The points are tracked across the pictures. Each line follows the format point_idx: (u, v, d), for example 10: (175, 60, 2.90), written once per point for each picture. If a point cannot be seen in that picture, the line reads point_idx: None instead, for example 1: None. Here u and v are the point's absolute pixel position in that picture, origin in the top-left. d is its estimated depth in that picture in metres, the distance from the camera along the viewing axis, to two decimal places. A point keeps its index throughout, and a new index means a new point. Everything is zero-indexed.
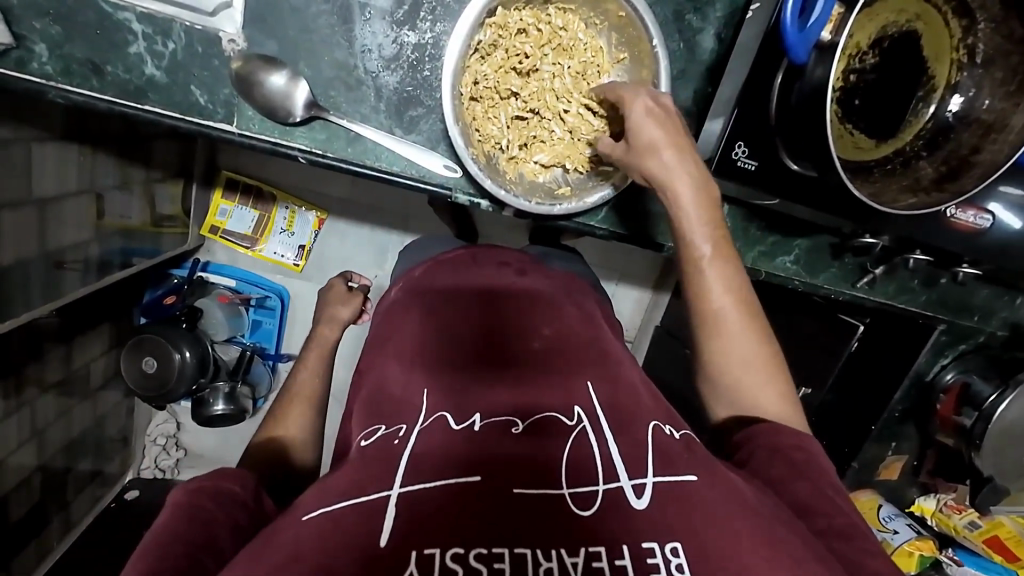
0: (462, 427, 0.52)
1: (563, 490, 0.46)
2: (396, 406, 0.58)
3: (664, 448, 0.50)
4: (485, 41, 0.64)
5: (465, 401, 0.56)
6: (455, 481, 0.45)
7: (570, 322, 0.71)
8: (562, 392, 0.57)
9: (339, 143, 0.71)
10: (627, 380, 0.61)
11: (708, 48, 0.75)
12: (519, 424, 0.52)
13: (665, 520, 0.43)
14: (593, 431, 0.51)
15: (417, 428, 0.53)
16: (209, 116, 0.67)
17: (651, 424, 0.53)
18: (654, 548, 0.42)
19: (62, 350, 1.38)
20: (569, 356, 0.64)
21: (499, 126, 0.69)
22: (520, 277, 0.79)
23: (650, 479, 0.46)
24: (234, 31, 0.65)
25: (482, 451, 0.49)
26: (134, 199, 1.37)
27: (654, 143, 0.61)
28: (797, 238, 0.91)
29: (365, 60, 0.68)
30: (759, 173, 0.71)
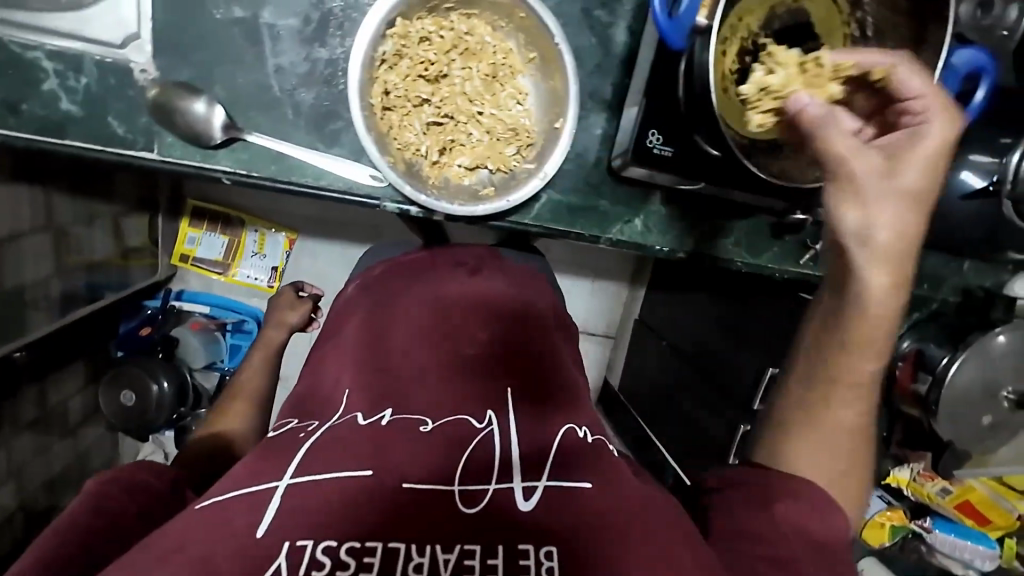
0: (369, 421, 0.62)
1: (455, 488, 0.53)
2: (322, 404, 0.72)
3: (566, 461, 0.58)
4: (389, 52, 0.66)
5: (380, 404, 0.66)
6: (346, 476, 0.52)
7: (506, 328, 0.79)
8: (478, 398, 0.67)
9: (263, 162, 0.72)
10: (537, 390, 0.71)
11: (620, 42, 0.77)
12: (427, 425, 0.62)
13: (544, 520, 0.50)
14: (497, 433, 0.61)
15: (325, 429, 0.62)
16: (130, 145, 0.68)
17: (566, 429, 0.64)
18: (529, 550, 0.48)
19: (36, 389, 1.39)
20: (493, 360, 0.74)
21: (416, 133, 0.71)
22: (472, 276, 0.87)
23: (542, 485, 0.54)
24: (145, 61, 0.66)
25: (384, 454, 0.56)
26: (97, 234, 1.38)
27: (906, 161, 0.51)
28: (735, 221, 0.92)
29: (280, 79, 0.70)
30: (676, 158, 0.72)
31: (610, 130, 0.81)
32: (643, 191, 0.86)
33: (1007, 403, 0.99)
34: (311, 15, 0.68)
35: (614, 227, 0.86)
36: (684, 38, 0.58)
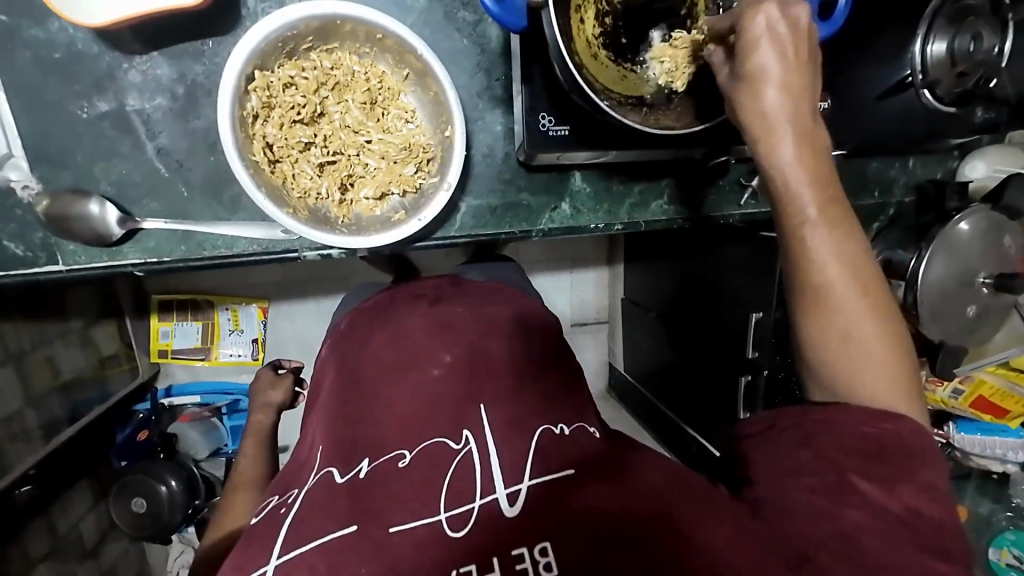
0: (346, 478, 0.62)
1: (441, 515, 0.55)
2: (300, 472, 0.72)
3: (545, 456, 0.60)
4: (257, 105, 0.65)
5: (351, 456, 0.66)
6: (332, 536, 0.54)
7: (467, 338, 0.77)
8: (450, 418, 0.66)
9: (171, 245, 0.72)
10: (512, 399, 0.68)
11: (494, 35, 0.77)
12: (406, 457, 0.63)
13: (535, 523, 0.53)
14: (475, 451, 0.61)
15: (302, 493, 0.63)
16: (33, 263, 0.68)
17: (543, 427, 0.64)
18: (524, 553, 0.51)
19: (43, 521, 1.38)
20: (456, 377, 0.71)
21: (311, 177, 0.70)
22: (433, 303, 0.85)
23: (525, 487, 0.56)
24: (24, 176, 0.66)
25: (364, 503, 0.57)
26: (64, 352, 1.38)
27: (767, 73, 0.53)
28: (663, 179, 0.90)
29: (164, 159, 0.69)
30: (575, 134, 0.71)
31: (510, 124, 0.80)
32: (561, 174, 0.85)
33: (986, 289, 0.96)
34: (176, 89, 0.67)
35: (543, 218, 0.85)
36: (520, 18, 0.57)
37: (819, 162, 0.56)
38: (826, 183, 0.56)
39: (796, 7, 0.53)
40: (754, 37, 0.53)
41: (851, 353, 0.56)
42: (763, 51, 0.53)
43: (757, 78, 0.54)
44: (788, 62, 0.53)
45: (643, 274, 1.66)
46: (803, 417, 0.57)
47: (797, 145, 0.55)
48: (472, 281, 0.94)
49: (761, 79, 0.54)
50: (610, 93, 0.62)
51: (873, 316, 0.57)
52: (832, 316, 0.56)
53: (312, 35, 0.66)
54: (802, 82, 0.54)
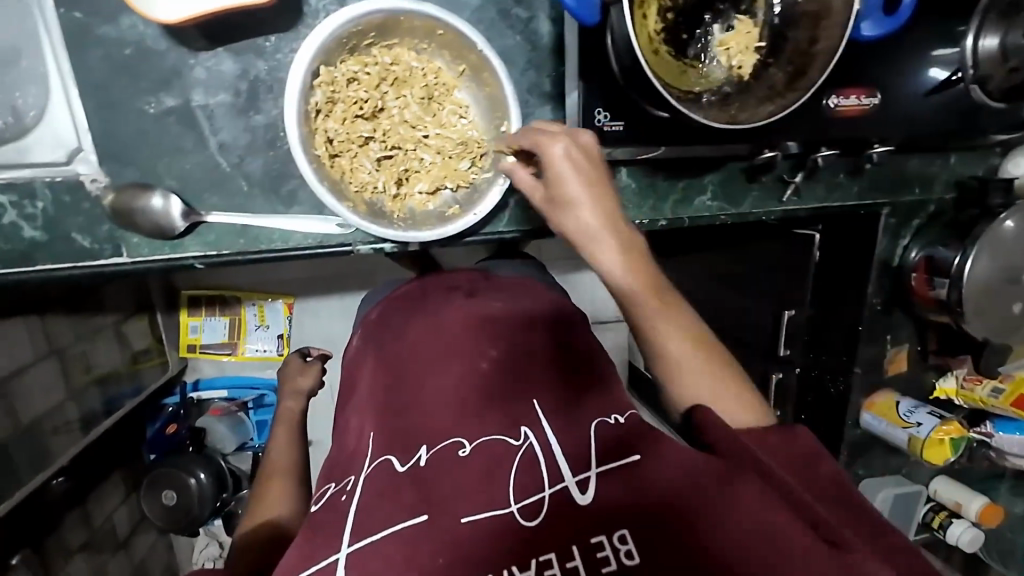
0: (408, 466, 0.63)
1: (512, 507, 0.54)
2: (354, 458, 0.72)
3: (608, 441, 0.58)
4: (321, 100, 0.66)
5: (406, 444, 0.68)
6: (404, 525, 0.54)
7: (510, 335, 0.78)
8: (505, 417, 0.66)
9: (229, 238, 0.73)
10: (567, 390, 0.68)
11: (545, 32, 0.77)
12: (465, 447, 0.63)
13: (609, 512, 0.51)
14: (538, 444, 0.60)
15: (363, 479, 0.64)
16: (99, 254, 0.69)
17: (601, 416, 0.63)
18: (603, 541, 0.49)
19: (79, 512, 1.39)
20: (507, 371, 0.72)
21: (369, 171, 0.71)
22: (469, 296, 0.86)
23: (594, 473, 0.54)
24: (93, 170, 0.67)
25: (430, 494, 0.57)
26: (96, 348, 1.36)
27: (572, 198, 0.62)
28: (707, 175, 0.90)
29: (225, 155, 0.70)
30: (629, 131, 0.72)
31: (560, 120, 0.81)
32: (607, 169, 0.85)
33: None
34: (239, 86, 0.69)
35: None
36: (594, 13, 0.58)
37: (643, 259, 0.63)
38: (646, 269, 0.63)
39: (580, 133, 0.63)
40: (552, 162, 0.62)
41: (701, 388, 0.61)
42: (569, 177, 0.62)
43: (566, 202, 0.62)
44: (590, 187, 0.62)
45: None
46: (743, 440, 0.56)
47: (621, 244, 0.62)
48: (504, 278, 0.94)
49: (570, 205, 0.62)
50: (676, 91, 0.62)
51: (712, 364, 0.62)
52: (677, 375, 0.61)
53: (373, 31, 0.67)
54: (608, 199, 0.63)
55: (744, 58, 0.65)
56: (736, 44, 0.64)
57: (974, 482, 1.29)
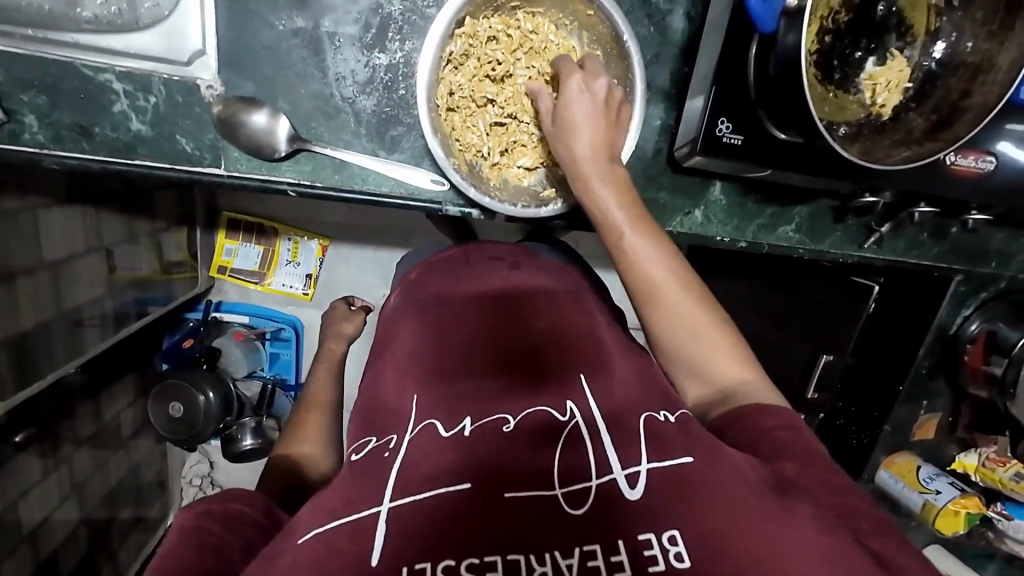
0: (450, 434, 0.52)
1: (557, 490, 0.45)
2: (393, 416, 0.61)
3: (657, 434, 0.50)
4: (456, 51, 0.65)
5: (450, 410, 0.56)
6: (443, 491, 0.45)
7: (567, 314, 0.69)
8: (548, 387, 0.58)
9: (326, 172, 0.72)
10: (621, 375, 0.60)
11: (679, 28, 0.75)
12: (510, 422, 0.53)
13: (661, 508, 0.43)
14: (585, 424, 0.51)
15: (406, 441, 0.54)
16: (198, 162, 0.68)
17: (644, 413, 0.53)
18: (651, 539, 0.42)
19: (91, 405, 1.39)
20: (558, 347, 0.63)
21: (479, 134, 0.70)
22: (514, 271, 0.78)
23: (644, 468, 0.46)
24: (211, 77, 0.67)
25: (473, 458, 0.48)
26: (133, 252, 1.33)
27: (577, 125, 0.62)
28: (796, 207, 0.90)
29: (340, 87, 0.69)
30: (747, 147, 0.70)
31: (669, 121, 0.79)
32: (702, 181, 0.84)
33: None
34: (371, 21, 0.67)
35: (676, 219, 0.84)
36: (776, 19, 0.56)
37: (632, 197, 0.63)
38: (638, 210, 0.63)
39: (599, 77, 0.62)
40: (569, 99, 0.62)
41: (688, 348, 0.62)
42: (580, 111, 0.62)
43: (569, 128, 0.62)
44: (597, 122, 0.62)
45: None
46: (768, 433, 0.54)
47: (610, 181, 0.62)
48: (548, 258, 0.84)
49: (573, 131, 0.62)
50: (825, 119, 0.62)
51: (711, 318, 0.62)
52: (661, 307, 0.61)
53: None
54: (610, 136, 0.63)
55: (890, 97, 0.64)
56: (886, 80, 0.63)
57: (965, 556, 1.30)
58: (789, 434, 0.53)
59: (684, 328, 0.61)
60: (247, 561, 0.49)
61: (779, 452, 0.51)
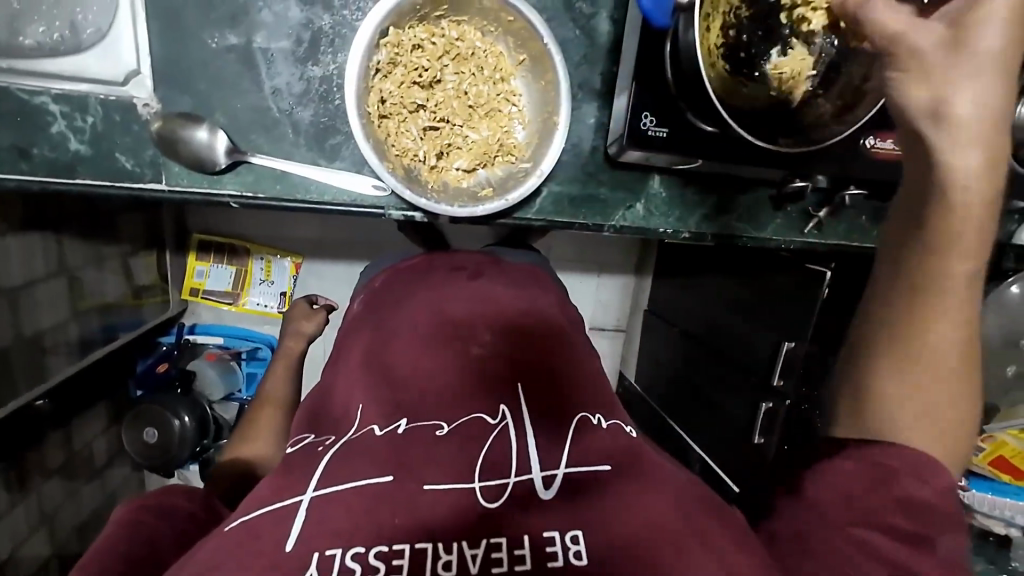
0: (385, 431, 0.54)
1: (474, 483, 0.48)
2: (336, 421, 0.63)
3: (584, 440, 0.53)
4: (383, 60, 0.68)
5: (391, 406, 0.59)
6: (365, 483, 0.47)
7: (517, 321, 0.68)
8: (482, 384, 0.59)
9: (267, 183, 0.73)
10: (559, 371, 0.62)
11: (604, 31, 0.79)
12: (444, 427, 0.54)
13: (570, 511, 0.46)
14: (516, 428, 0.53)
15: (342, 439, 0.55)
16: (139, 178, 0.70)
17: (580, 415, 0.57)
18: (555, 537, 0.44)
19: (61, 434, 1.37)
20: (502, 345, 0.64)
21: (414, 139, 0.72)
22: (472, 278, 0.75)
23: (561, 472, 0.49)
24: (147, 95, 0.69)
25: (400, 453, 0.50)
26: (101, 276, 1.34)
27: (986, 43, 0.40)
28: (736, 196, 0.93)
29: (277, 100, 0.71)
30: (672, 139, 0.73)
31: (603, 119, 0.82)
32: (641, 175, 0.87)
33: None
34: (302, 35, 0.70)
35: (617, 214, 0.87)
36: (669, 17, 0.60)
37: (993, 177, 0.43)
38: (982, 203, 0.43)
39: None
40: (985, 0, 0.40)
41: (923, 387, 0.46)
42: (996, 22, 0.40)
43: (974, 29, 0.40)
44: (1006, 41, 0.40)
45: (675, 288, 1.61)
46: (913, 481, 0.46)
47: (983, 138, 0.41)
48: (516, 266, 0.83)
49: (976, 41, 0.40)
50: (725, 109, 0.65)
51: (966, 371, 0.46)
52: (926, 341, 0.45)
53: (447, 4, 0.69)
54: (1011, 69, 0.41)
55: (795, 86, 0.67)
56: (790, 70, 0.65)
57: None
58: (918, 490, 0.45)
59: (932, 388, 0.46)
60: (177, 550, 0.50)
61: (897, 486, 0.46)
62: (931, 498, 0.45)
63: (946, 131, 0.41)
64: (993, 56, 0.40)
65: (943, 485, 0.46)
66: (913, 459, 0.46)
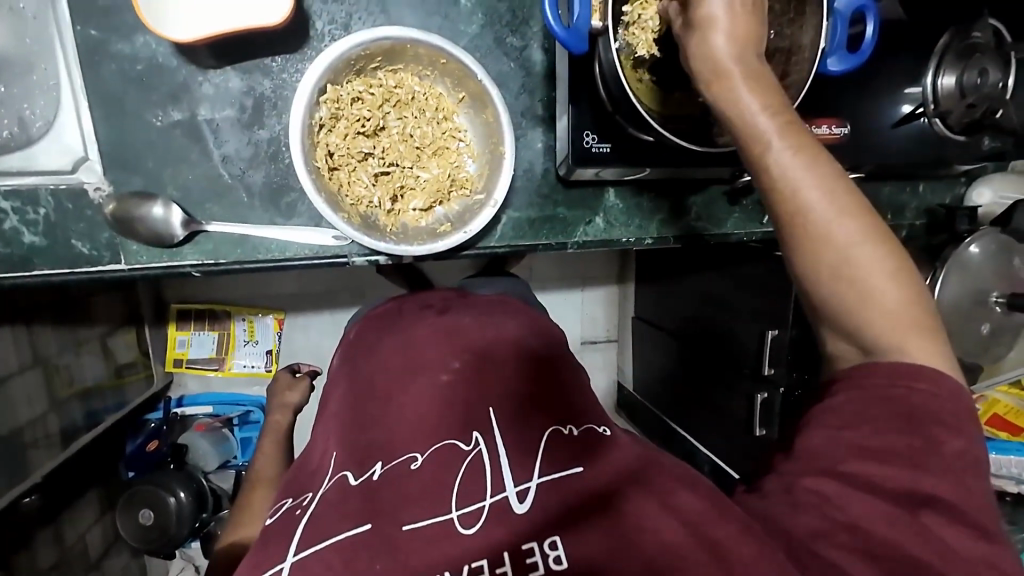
0: (360, 480, 0.56)
1: (451, 513, 0.50)
2: (317, 475, 0.62)
3: (553, 451, 0.55)
4: (325, 116, 0.70)
5: (369, 454, 0.59)
6: (344, 537, 0.49)
7: (486, 349, 0.67)
8: (459, 415, 0.59)
9: (228, 248, 0.74)
10: (525, 390, 0.62)
11: (538, 60, 0.82)
12: (419, 457, 0.56)
13: (545, 519, 0.49)
14: (487, 451, 0.55)
15: (318, 494, 0.56)
16: (98, 261, 0.70)
17: (550, 427, 0.58)
18: (534, 548, 0.47)
19: (51, 530, 1.31)
20: (469, 371, 0.64)
21: (366, 186, 0.74)
22: (440, 313, 0.75)
23: (534, 483, 0.52)
24: (97, 179, 0.70)
25: (378, 498, 0.52)
26: (79, 361, 1.32)
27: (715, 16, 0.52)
28: (691, 197, 0.95)
29: (228, 166, 0.73)
30: (616, 153, 0.75)
31: (550, 142, 0.85)
32: (597, 190, 0.89)
33: (999, 308, 1.00)
34: (245, 102, 0.72)
35: (578, 231, 0.89)
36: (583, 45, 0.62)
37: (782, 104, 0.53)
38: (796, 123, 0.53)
39: None
40: None
41: (864, 304, 0.51)
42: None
43: (709, 20, 0.53)
44: (736, 9, 0.52)
45: (657, 293, 1.62)
46: (893, 384, 0.50)
47: (755, 86, 0.53)
48: (485, 296, 0.83)
49: (709, 26, 0.53)
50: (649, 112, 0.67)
51: (890, 258, 0.51)
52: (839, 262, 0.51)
53: (380, 55, 0.71)
54: (748, 24, 0.53)
55: None
56: None
57: None
58: (919, 400, 0.48)
59: (865, 295, 0.51)
60: None
61: (903, 412, 0.48)
62: (939, 404, 0.48)
63: (727, 92, 0.53)
64: (723, 25, 0.53)
65: (938, 383, 0.49)
66: (898, 370, 0.50)
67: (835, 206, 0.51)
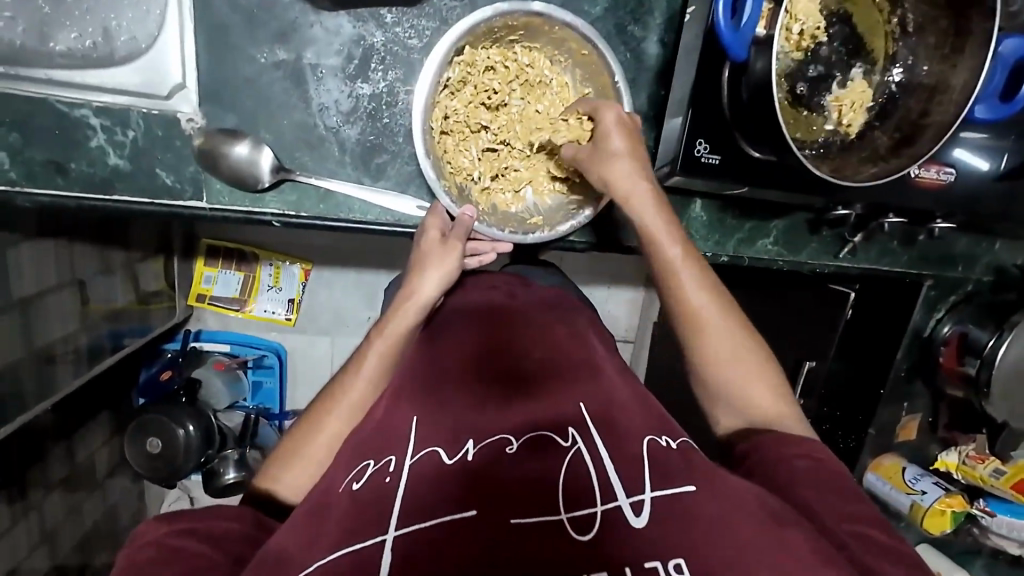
0: (455, 459, 0.47)
1: (562, 515, 0.42)
2: (385, 435, 0.52)
3: (661, 460, 0.46)
4: (453, 78, 0.67)
5: (453, 430, 0.51)
6: (447, 519, 0.41)
7: (562, 342, 0.63)
8: (555, 401, 0.52)
9: (310, 202, 0.71)
10: (624, 400, 0.54)
11: (653, 54, 0.78)
12: (514, 443, 0.48)
13: (667, 538, 0.40)
14: (590, 452, 0.46)
15: (406, 461, 0.48)
16: (179, 196, 0.68)
17: (646, 437, 0.48)
18: (658, 567, 0.39)
19: (64, 446, 1.31)
20: (560, 373, 0.57)
21: (471, 158, 0.71)
22: (507, 301, 0.70)
23: (649, 496, 0.43)
24: (191, 110, 0.66)
25: (479, 480, 0.44)
26: (111, 284, 1.30)
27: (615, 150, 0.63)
28: (774, 220, 0.92)
29: (324, 117, 0.69)
30: (724, 166, 0.72)
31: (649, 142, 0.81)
32: (683, 199, 0.87)
33: None
34: (353, 52, 0.68)
35: None
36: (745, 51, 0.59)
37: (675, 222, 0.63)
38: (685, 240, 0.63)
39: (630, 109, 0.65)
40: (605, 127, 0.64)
41: (727, 373, 0.61)
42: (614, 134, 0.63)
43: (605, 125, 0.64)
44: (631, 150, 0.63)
45: None
46: (779, 458, 0.52)
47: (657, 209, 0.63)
48: (544, 284, 0.77)
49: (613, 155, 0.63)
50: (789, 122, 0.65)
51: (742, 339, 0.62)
52: (705, 333, 0.61)
53: (523, 29, 0.68)
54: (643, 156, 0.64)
55: (854, 117, 0.68)
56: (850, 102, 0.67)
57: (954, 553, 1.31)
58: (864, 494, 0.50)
59: (720, 362, 0.61)
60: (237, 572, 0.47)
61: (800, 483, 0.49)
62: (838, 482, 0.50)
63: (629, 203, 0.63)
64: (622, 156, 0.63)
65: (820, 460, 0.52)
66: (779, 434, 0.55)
67: (708, 298, 0.62)
